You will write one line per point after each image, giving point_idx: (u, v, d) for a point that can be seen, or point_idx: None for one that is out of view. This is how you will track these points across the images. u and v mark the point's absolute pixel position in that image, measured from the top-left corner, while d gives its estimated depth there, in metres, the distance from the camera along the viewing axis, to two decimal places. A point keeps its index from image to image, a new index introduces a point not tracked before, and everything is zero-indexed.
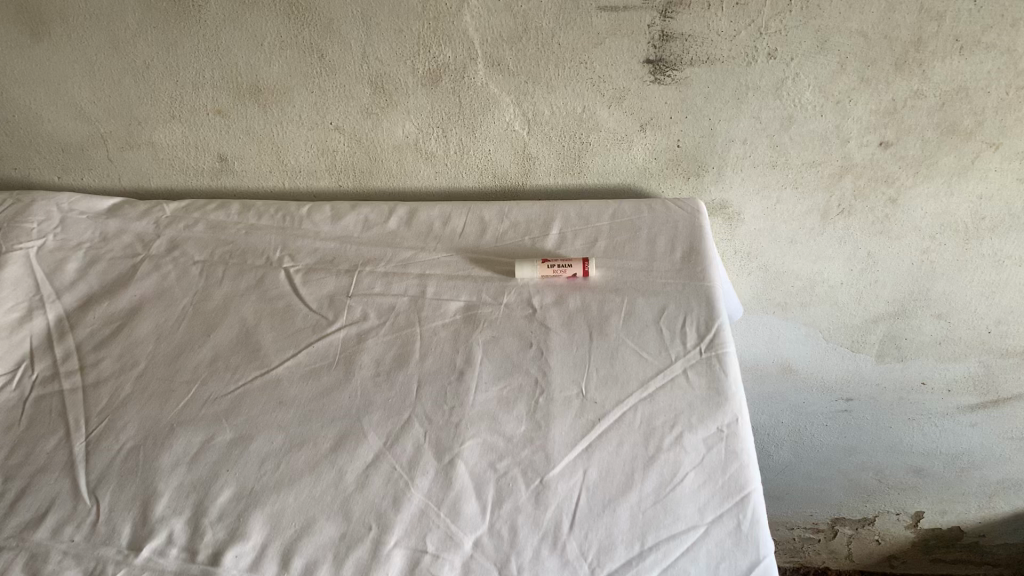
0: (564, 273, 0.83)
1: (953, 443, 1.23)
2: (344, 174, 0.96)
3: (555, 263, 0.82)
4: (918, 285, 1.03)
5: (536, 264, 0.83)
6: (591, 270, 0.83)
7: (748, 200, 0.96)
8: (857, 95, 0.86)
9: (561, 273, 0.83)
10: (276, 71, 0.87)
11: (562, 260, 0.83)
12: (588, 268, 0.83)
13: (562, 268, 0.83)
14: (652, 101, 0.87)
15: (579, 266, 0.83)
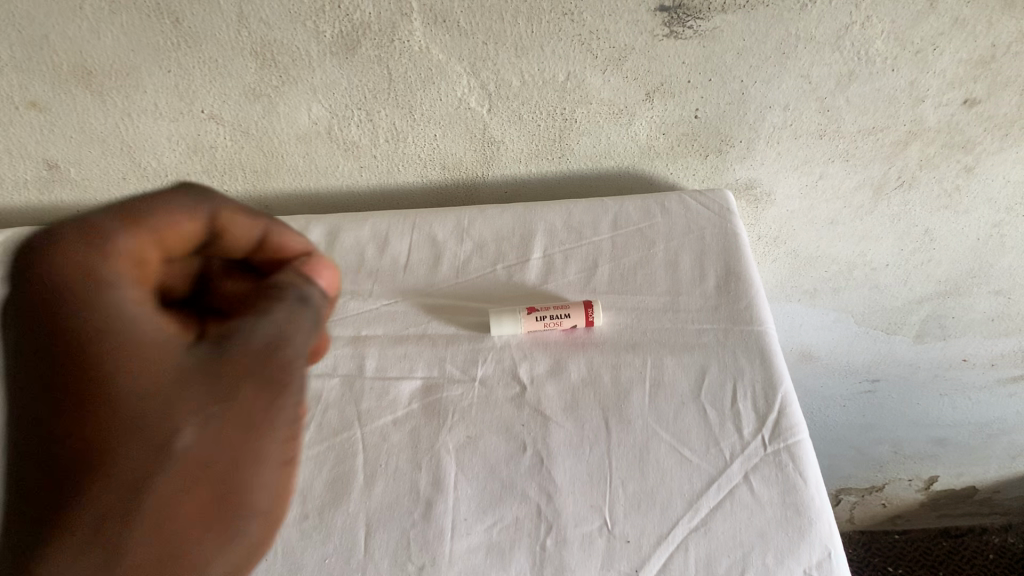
0: (559, 326, 0.59)
1: (984, 413, 1.06)
2: (230, 174, 0.70)
3: (548, 315, 0.59)
4: (980, 260, 0.82)
5: (518, 316, 0.59)
6: (596, 318, 0.59)
7: (782, 178, 0.73)
8: (947, 40, 0.60)
9: (555, 326, 0.59)
10: (111, 45, 0.58)
11: (555, 307, 0.60)
12: (593, 317, 0.59)
13: (556, 319, 0.59)
14: (664, 61, 0.62)
15: (580, 315, 0.59)
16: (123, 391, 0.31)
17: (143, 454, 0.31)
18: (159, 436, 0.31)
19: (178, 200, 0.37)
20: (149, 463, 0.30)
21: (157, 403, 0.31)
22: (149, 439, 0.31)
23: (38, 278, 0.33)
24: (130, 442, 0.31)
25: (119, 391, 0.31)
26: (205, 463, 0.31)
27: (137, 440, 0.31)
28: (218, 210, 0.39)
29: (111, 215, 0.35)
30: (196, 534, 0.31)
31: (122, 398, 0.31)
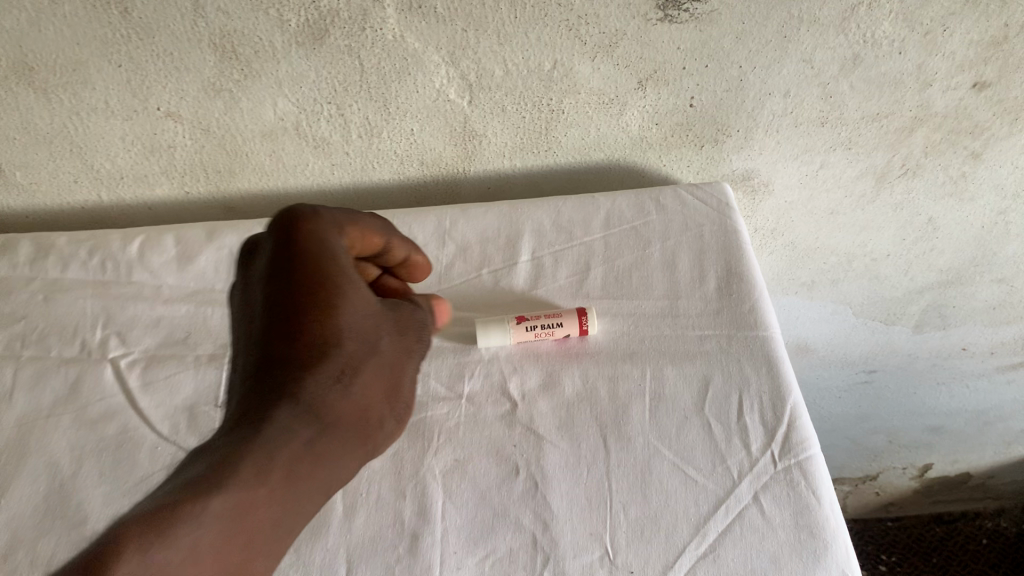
0: (551, 335, 0.56)
1: (981, 402, 1.03)
2: (192, 175, 0.65)
3: (539, 324, 0.55)
4: (984, 250, 0.78)
5: (507, 325, 0.55)
6: (590, 328, 0.56)
7: (780, 168, 0.69)
8: (958, 21, 0.56)
9: (546, 336, 0.56)
10: (53, 38, 0.53)
11: (545, 316, 0.56)
12: (587, 326, 0.55)
13: (548, 329, 0.55)
14: (659, 47, 0.57)
15: (573, 323, 0.55)
16: (352, 318, 0.40)
17: (360, 352, 0.39)
18: (371, 349, 0.40)
19: (387, 228, 0.46)
20: (359, 360, 0.39)
21: (380, 330, 0.42)
22: (364, 346, 0.40)
23: (310, 231, 0.40)
24: (351, 337, 0.39)
25: (359, 308, 0.40)
26: (376, 389, 0.40)
27: (362, 337, 0.40)
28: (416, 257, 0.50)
29: (342, 210, 0.43)
30: (349, 445, 0.38)
31: (351, 321, 0.40)
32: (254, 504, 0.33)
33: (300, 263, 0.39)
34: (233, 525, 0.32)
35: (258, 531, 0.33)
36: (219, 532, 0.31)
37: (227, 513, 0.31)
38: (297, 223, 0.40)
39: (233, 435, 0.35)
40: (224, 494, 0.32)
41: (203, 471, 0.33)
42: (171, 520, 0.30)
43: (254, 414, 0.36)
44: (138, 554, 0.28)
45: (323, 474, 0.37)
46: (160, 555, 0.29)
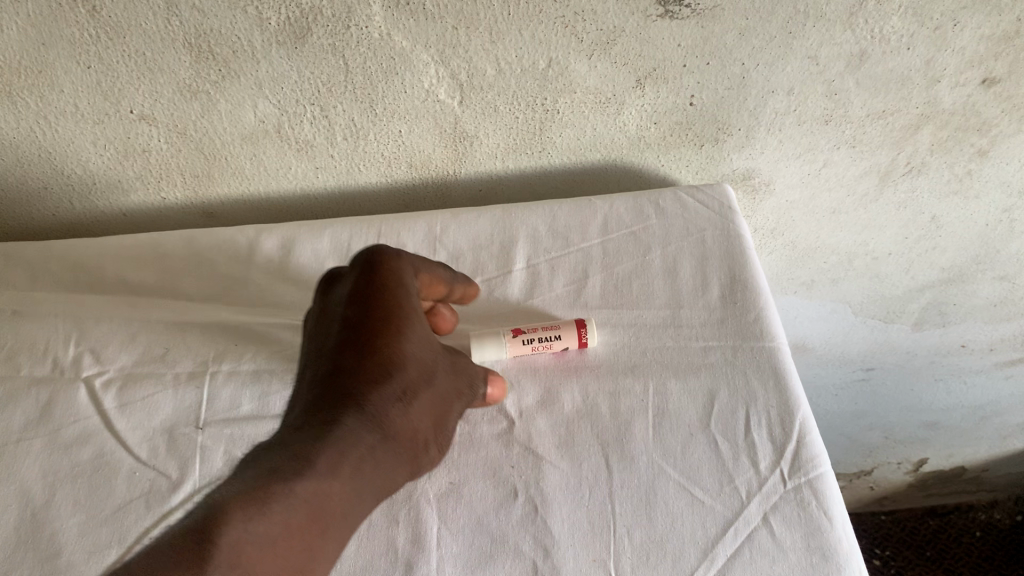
0: (549, 348, 0.54)
1: (978, 398, 1.01)
2: (168, 180, 0.62)
3: (535, 338, 0.53)
4: (987, 247, 0.76)
5: (503, 339, 0.53)
6: (588, 339, 0.53)
7: (782, 167, 0.67)
8: (969, 14, 0.53)
9: (543, 349, 0.54)
10: (17, 38, 0.50)
11: (544, 327, 0.54)
12: (585, 339, 0.53)
13: (546, 342, 0.54)
14: (658, 44, 0.54)
15: (571, 337, 0.53)
16: (419, 345, 0.44)
17: (423, 376, 0.43)
18: (432, 378, 0.44)
19: (451, 278, 0.52)
20: (424, 385, 0.43)
21: (441, 362, 0.45)
22: (428, 372, 0.44)
23: (389, 270, 0.45)
24: (415, 362, 0.43)
25: (424, 341, 0.44)
26: (429, 414, 0.43)
27: (425, 365, 0.44)
28: (474, 286, 0.54)
29: (420, 257, 0.49)
30: (402, 461, 0.41)
31: (419, 348, 0.44)
32: (331, 494, 0.36)
33: (380, 294, 0.44)
34: (315, 507, 0.35)
35: (332, 516, 0.36)
36: (304, 512, 0.35)
37: (312, 495, 0.35)
38: (382, 259, 0.46)
39: (303, 430, 0.38)
40: (305, 479, 0.35)
41: (279, 455, 0.36)
42: (266, 497, 0.34)
43: (324, 415, 0.39)
44: (242, 524, 0.32)
45: (377, 482, 0.40)
46: (258, 526, 0.33)
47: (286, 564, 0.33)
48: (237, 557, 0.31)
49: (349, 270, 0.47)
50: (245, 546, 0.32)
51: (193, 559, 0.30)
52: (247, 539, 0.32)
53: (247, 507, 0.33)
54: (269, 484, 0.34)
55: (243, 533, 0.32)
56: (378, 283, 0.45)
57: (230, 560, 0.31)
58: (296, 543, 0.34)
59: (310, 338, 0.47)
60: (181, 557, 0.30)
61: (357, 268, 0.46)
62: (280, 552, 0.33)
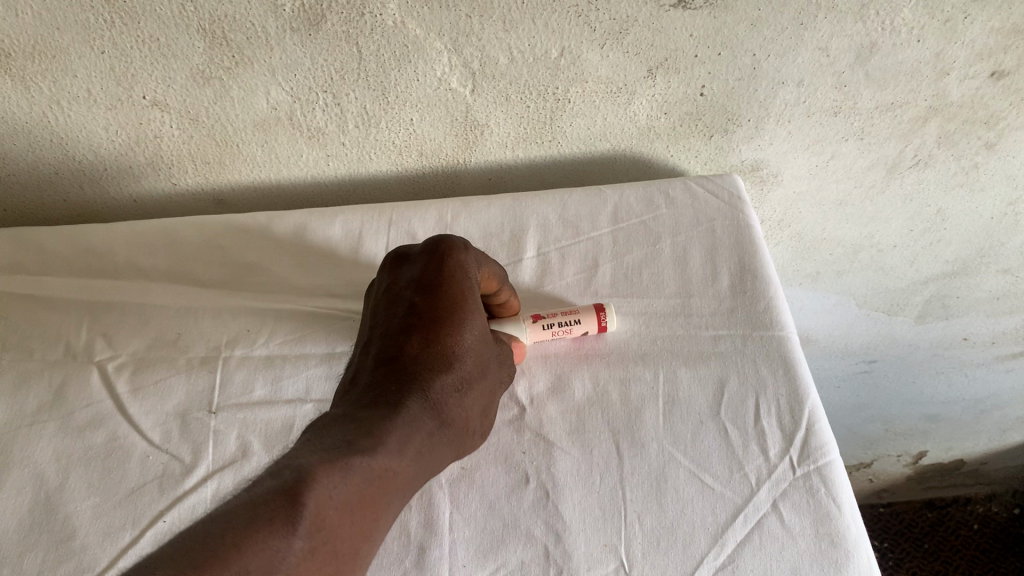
0: (567, 334, 0.54)
1: (979, 391, 1.02)
2: (179, 166, 0.62)
3: (556, 323, 0.53)
4: (991, 240, 0.76)
5: (523, 325, 0.53)
6: (607, 325, 0.54)
7: (790, 158, 0.67)
8: (979, 8, 0.54)
9: (563, 334, 0.54)
10: (32, 23, 0.50)
11: (562, 313, 0.54)
12: (605, 323, 0.54)
13: (565, 327, 0.54)
14: (670, 34, 0.55)
15: (591, 321, 0.54)
16: (477, 337, 0.46)
17: (477, 370, 0.46)
18: (484, 370, 0.46)
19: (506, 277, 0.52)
20: (477, 376, 0.46)
21: (493, 356, 0.48)
22: (481, 364, 0.46)
23: (456, 262, 0.48)
24: (471, 355, 0.45)
25: (482, 335, 0.47)
26: (478, 404, 0.46)
27: (480, 358, 0.46)
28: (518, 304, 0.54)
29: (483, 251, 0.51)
30: (453, 445, 0.44)
31: (476, 339, 0.46)
32: (397, 473, 0.38)
33: (446, 287, 0.47)
34: (383, 482, 0.37)
35: (396, 492, 0.38)
36: (375, 485, 0.36)
37: (382, 469, 0.37)
38: (450, 250, 0.48)
39: (370, 410, 0.41)
40: (378, 456, 0.37)
41: (350, 429, 0.39)
42: (347, 464, 0.35)
43: (391, 397, 0.42)
44: (326, 487, 0.33)
45: (432, 464, 0.42)
46: (340, 493, 0.34)
47: (358, 529, 0.35)
48: (321, 517, 0.32)
49: (417, 255, 0.50)
50: (328, 510, 0.33)
51: (285, 515, 0.31)
52: (331, 499, 0.33)
53: (331, 473, 0.34)
54: (348, 455, 0.36)
55: (330, 495, 0.33)
56: (444, 275, 0.47)
57: (314, 521, 0.32)
58: (365, 510, 0.35)
59: (371, 316, 0.49)
60: (271, 512, 0.31)
61: (425, 256, 0.49)
62: (352, 520, 0.34)
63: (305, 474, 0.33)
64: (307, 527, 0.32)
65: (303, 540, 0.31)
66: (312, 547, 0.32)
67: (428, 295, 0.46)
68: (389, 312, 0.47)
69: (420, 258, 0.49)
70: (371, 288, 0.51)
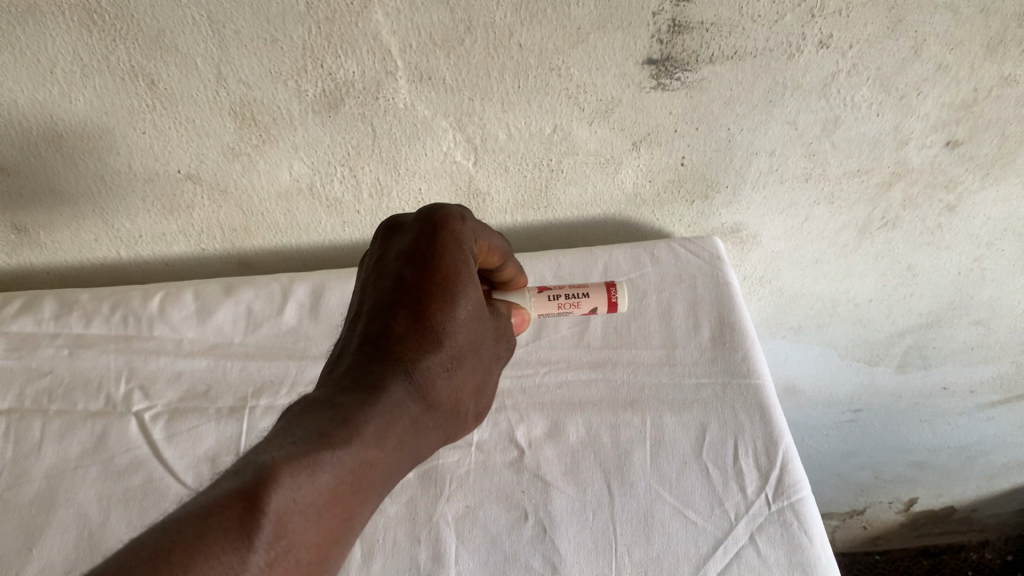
0: (576, 306, 0.57)
1: (963, 438, 1.06)
2: (208, 234, 0.68)
3: (568, 296, 0.56)
4: (961, 294, 0.81)
5: (529, 295, 0.55)
6: (615, 300, 0.57)
7: (767, 220, 0.73)
8: (930, 86, 0.60)
9: (572, 307, 0.57)
10: (83, 108, 0.57)
11: (571, 287, 0.57)
12: (615, 299, 0.57)
13: (574, 300, 0.56)
14: (651, 113, 0.61)
15: (603, 297, 0.57)
16: (470, 311, 0.44)
17: (469, 346, 0.44)
18: (476, 347, 0.45)
19: (510, 250, 0.52)
20: (467, 353, 0.44)
21: (486, 331, 0.46)
22: (473, 340, 0.44)
23: (451, 231, 0.45)
24: (464, 330, 0.43)
25: (475, 308, 0.44)
26: (468, 383, 0.45)
27: (471, 332, 0.44)
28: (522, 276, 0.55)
29: (482, 220, 0.49)
30: (439, 427, 0.43)
31: (469, 314, 0.44)
32: (375, 466, 0.36)
33: (440, 254, 0.44)
34: (356, 481, 0.34)
35: (373, 488, 0.36)
36: (346, 484, 0.34)
37: (359, 465, 0.34)
38: (446, 219, 0.46)
39: (351, 395, 0.38)
40: (355, 448, 0.35)
41: (326, 417, 0.36)
42: (314, 464, 0.32)
43: (373, 379, 0.39)
44: (289, 493, 0.31)
45: (416, 450, 0.40)
46: (305, 497, 0.31)
47: (324, 537, 0.32)
48: (283, 528, 0.30)
49: (411, 223, 0.47)
50: (292, 516, 0.31)
51: (242, 528, 0.29)
52: (294, 508, 0.31)
53: (296, 474, 0.31)
54: (318, 450, 0.33)
55: (293, 502, 0.31)
56: (439, 242, 0.45)
57: (274, 531, 0.30)
58: (333, 515, 0.33)
59: (361, 289, 0.47)
60: (224, 524, 0.29)
61: (420, 224, 0.46)
62: (321, 524, 0.32)
63: (267, 476, 0.31)
64: (266, 539, 0.29)
65: (259, 553, 0.29)
66: (270, 560, 0.29)
67: (419, 262, 0.44)
68: (379, 283, 0.45)
69: (413, 227, 0.47)
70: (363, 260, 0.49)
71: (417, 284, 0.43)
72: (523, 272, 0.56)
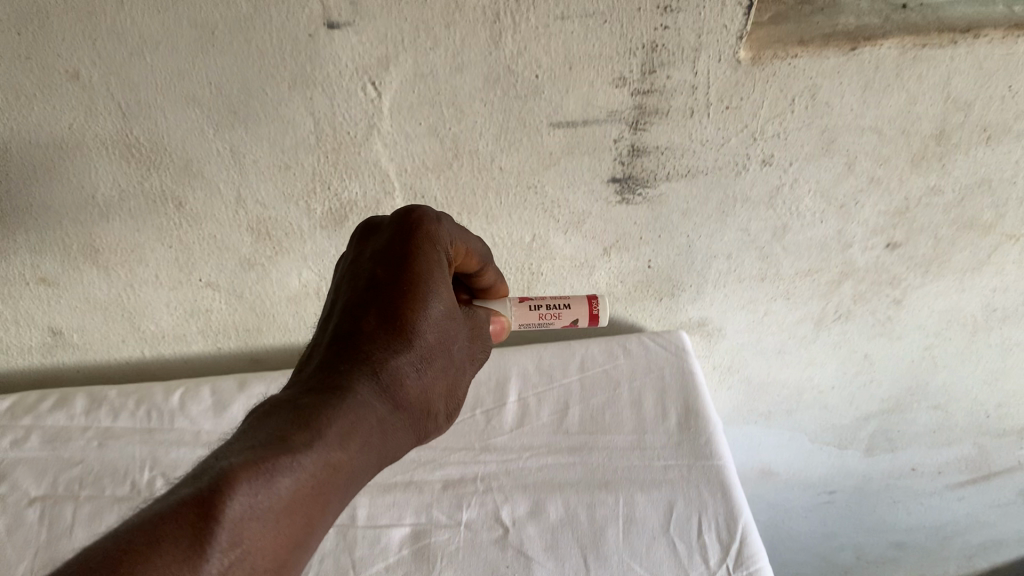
0: (557, 317, 0.62)
1: (937, 518, 1.11)
2: (223, 334, 0.75)
3: (549, 307, 0.61)
4: (917, 379, 0.88)
5: (510, 304, 0.60)
6: (596, 312, 0.62)
7: (730, 315, 0.80)
8: (865, 196, 0.68)
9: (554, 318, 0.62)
10: (119, 227, 0.65)
11: (553, 299, 0.62)
12: (596, 312, 0.62)
13: (556, 311, 0.62)
14: (618, 223, 0.69)
15: (584, 309, 0.62)
16: (442, 309, 0.44)
17: (441, 345, 0.44)
18: (448, 346, 0.45)
19: (485, 253, 0.54)
20: (439, 352, 0.44)
21: (458, 330, 0.47)
22: (445, 339, 0.45)
23: (426, 234, 0.46)
24: (436, 329, 0.44)
25: (446, 309, 0.45)
26: (441, 384, 0.45)
27: (442, 333, 0.44)
28: (500, 284, 0.59)
29: (457, 225, 0.50)
30: (412, 426, 0.43)
31: (441, 312, 0.44)
32: (339, 466, 0.36)
33: (411, 259, 0.45)
34: (318, 484, 0.34)
35: (337, 489, 0.36)
36: (307, 488, 0.34)
37: (321, 466, 0.35)
38: (421, 220, 0.47)
39: (317, 395, 0.38)
40: (316, 449, 0.35)
41: (289, 418, 0.36)
42: (273, 469, 0.33)
43: (340, 378, 0.40)
44: (245, 499, 0.31)
45: (387, 450, 0.40)
46: (261, 503, 0.31)
47: (283, 543, 0.32)
48: (238, 536, 0.30)
49: (386, 225, 0.48)
50: (247, 523, 0.31)
51: (194, 537, 0.29)
52: (250, 516, 0.31)
53: (253, 479, 0.32)
54: (278, 455, 0.33)
55: (249, 508, 0.31)
56: (410, 248, 0.45)
57: (230, 539, 0.30)
58: (295, 521, 0.33)
59: (336, 287, 0.47)
60: (177, 532, 0.29)
61: (394, 227, 0.47)
62: (278, 532, 0.32)
63: (223, 481, 0.31)
64: (221, 545, 0.30)
65: (214, 562, 0.29)
66: (227, 565, 0.30)
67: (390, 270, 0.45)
68: (352, 282, 0.46)
69: (388, 227, 0.48)
70: (339, 263, 0.50)
71: (390, 283, 0.44)
72: (503, 279, 0.59)
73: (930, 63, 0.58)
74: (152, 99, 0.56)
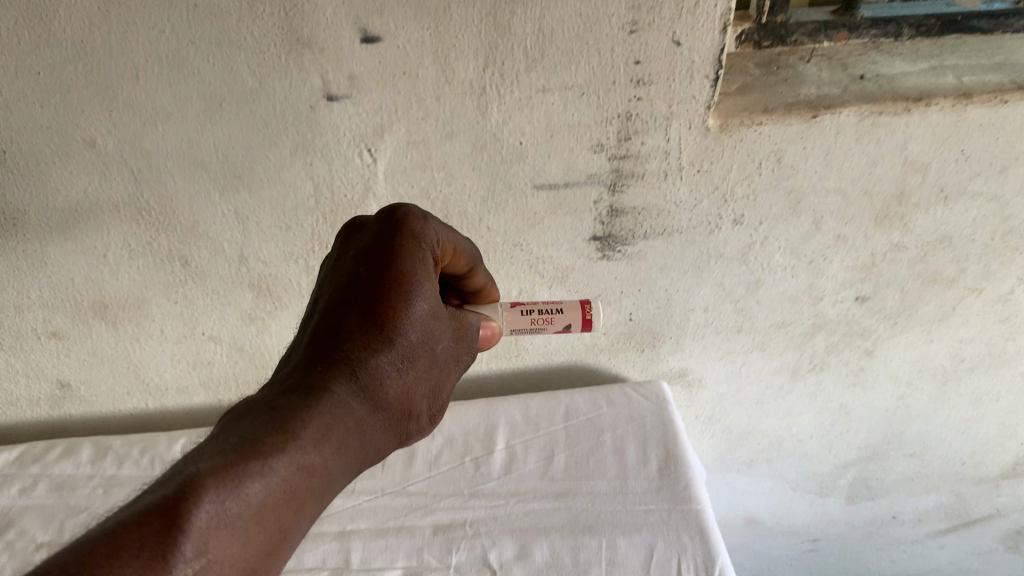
0: (549, 321, 0.63)
1: (920, 566, 1.13)
2: (224, 386, 0.79)
3: (540, 311, 0.62)
4: (893, 428, 0.91)
5: (501, 309, 0.61)
6: (589, 316, 0.63)
7: (710, 366, 0.84)
8: (833, 252, 0.72)
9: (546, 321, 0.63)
10: (127, 283, 0.68)
11: (546, 304, 0.63)
12: (588, 316, 0.63)
13: (547, 315, 0.63)
14: (600, 278, 0.73)
15: (576, 313, 0.63)
16: (422, 309, 0.46)
17: (421, 344, 0.46)
18: (427, 346, 0.46)
19: (474, 256, 0.55)
20: (418, 353, 0.46)
21: (439, 330, 0.48)
22: (425, 339, 0.46)
23: (410, 233, 0.47)
24: (415, 330, 0.45)
25: (427, 308, 0.46)
26: (420, 384, 0.46)
27: (422, 334, 0.46)
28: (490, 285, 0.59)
29: (444, 224, 0.51)
30: (390, 426, 0.44)
31: (421, 312, 0.46)
32: (313, 469, 0.37)
33: (392, 262, 0.46)
34: (291, 487, 0.35)
35: (311, 491, 0.36)
36: (279, 492, 0.34)
37: (293, 469, 0.35)
38: (406, 219, 0.48)
39: (295, 396, 0.39)
40: (289, 452, 0.36)
41: (265, 420, 0.37)
42: (243, 475, 0.33)
43: (317, 380, 0.41)
44: (212, 505, 0.32)
45: (364, 450, 0.41)
46: (229, 509, 0.32)
47: (253, 549, 0.33)
48: (206, 543, 0.31)
49: (370, 226, 0.49)
50: (215, 531, 0.31)
51: (159, 544, 0.30)
52: (217, 523, 0.32)
53: (221, 487, 0.32)
54: (248, 461, 0.34)
55: (216, 515, 0.32)
56: (393, 249, 0.46)
57: (197, 546, 0.31)
58: (265, 527, 0.34)
59: (320, 286, 0.49)
60: (142, 540, 0.30)
61: (378, 227, 0.48)
62: (247, 537, 0.33)
63: (189, 489, 0.31)
64: (187, 553, 0.30)
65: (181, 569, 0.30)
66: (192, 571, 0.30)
67: (372, 272, 0.45)
68: (336, 281, 0.47)
69: (372, 229, 0.49)
70: (325, 264, 0.51)
71: (371, 284, 0.45)
72: (495, 284, 0.60)
73: (886, 129, 0.63)
74: (161, 163, 0.60)
